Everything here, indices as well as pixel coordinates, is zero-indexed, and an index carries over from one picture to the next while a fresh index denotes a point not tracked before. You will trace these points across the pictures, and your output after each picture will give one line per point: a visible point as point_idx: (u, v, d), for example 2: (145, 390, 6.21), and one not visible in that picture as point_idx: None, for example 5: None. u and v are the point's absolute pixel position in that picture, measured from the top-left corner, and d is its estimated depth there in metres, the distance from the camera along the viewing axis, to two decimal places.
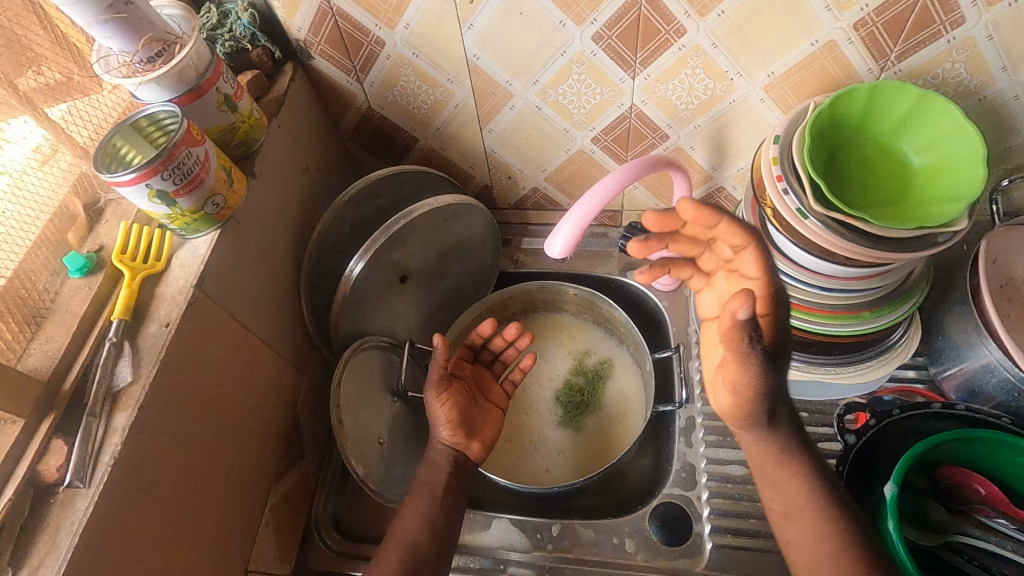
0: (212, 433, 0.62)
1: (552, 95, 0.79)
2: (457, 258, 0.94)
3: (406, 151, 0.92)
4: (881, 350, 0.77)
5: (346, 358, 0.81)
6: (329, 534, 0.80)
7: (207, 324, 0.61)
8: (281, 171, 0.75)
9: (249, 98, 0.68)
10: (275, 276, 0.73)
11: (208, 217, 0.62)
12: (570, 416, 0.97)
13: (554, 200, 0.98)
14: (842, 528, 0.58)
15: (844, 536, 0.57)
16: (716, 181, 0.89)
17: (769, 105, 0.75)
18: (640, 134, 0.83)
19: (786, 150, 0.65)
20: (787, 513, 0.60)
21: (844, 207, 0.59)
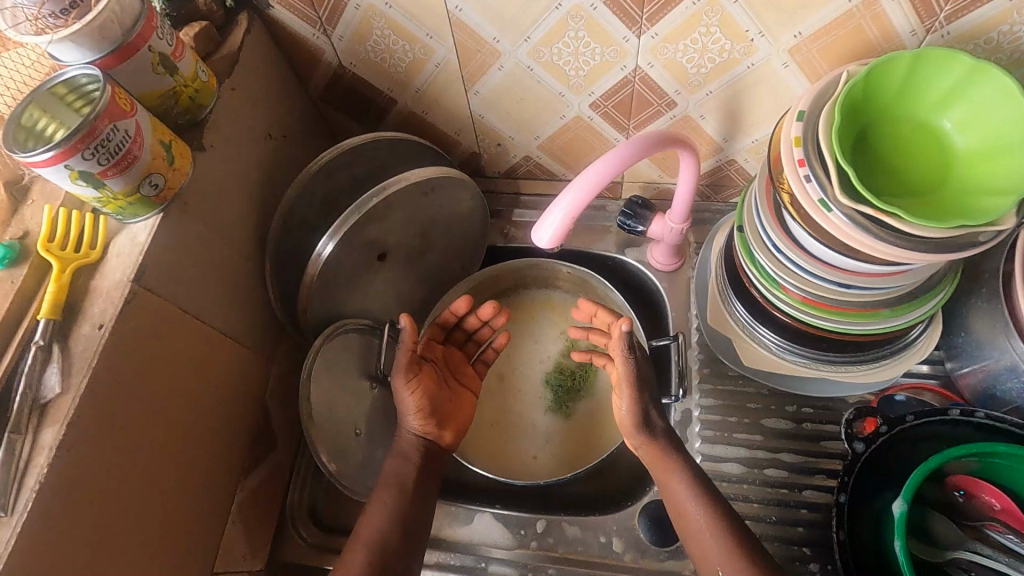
0: (163, 438, 0.57)
1: (546, 54, 0.69)
2: (443, 234, 0.86)
3: (384, 113, 0.83)
4: (893, 349, 0.72)
5: (318, 346, 0.75)
6: (305, 528, 0.76)
7: (149, 322, 0.54)
8: (238, 140, 0.66)
9: (193, 56, 0.58)
10: (233, 259, 0.66)
11: (146, 200, 0.54)
12: (559, 401, 0.92)
13: (547, 169, 0.90)
14: (736, 542, 0.62)
15: (735, 544, 0.62)
16: (727, 153, 0.80)
17: (793, 70, 0.66)
18: (644, 100, 0.74)
19: (811, 128, 0.56)
20: (680, 508, 0.67)
21: (874, 198, 0.51)
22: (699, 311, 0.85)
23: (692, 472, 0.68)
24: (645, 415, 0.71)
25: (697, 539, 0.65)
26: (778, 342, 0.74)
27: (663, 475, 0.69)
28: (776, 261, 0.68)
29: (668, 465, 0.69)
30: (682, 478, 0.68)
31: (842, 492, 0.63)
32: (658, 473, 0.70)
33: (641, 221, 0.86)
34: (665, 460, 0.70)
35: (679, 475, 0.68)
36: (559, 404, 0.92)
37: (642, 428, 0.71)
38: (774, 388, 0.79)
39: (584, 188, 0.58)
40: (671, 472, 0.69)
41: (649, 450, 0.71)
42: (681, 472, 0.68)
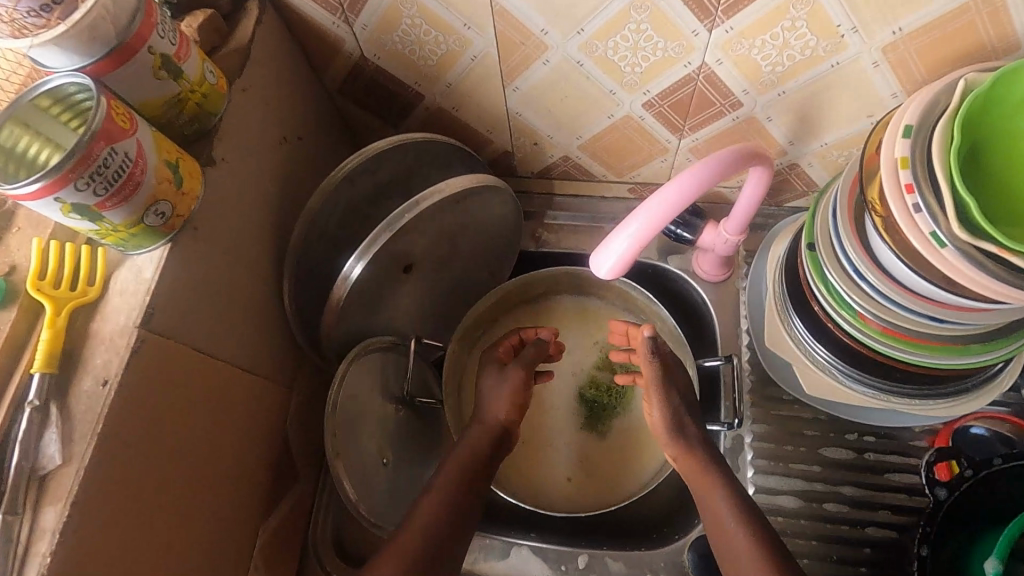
0: (180, 494, 0.51)
1: (599, 48, 0.61)
2: (474, 242, 0.78)
3: (409, 109, 0.74)
4: (976, 382, 0.64)
5: (341, 372, 0.69)
6: (331, 563, 0.71)
7: (159, 370, 0.47)
8: (251, 148, 0.58)
9: (198, 54, 0.50)
10: (248, 284, 0.59)
11: (152, 230, 0.46)
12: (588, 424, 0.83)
13: (585, 169, 0.82)
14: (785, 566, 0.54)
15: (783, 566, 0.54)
16: (791, 157, 0.73)
17: (884, 70, 0.58)
18: (705, 100, 0.66)
19: (919, 147, 0.48)
20: (720, 527, 0.59)
21: (1000, 235, 0.44)
22: (752, 325, 0.78)
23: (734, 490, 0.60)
24: (680, 419, 0.66)
25: (733, 564, 0.57)
26: (845, 372, 0.67)
27: (699, 485, 0.62)
28: (854, 287, 0.60)
29: (708, 478, 0.62)
30: (723, 492, 0.60)
31: (924, 545, 0.59)
32: (694, 483, 0.63)
33: (690, 230, 0.78)
34: (703, 472, 0.62)
35: (718, 488, 0.61)
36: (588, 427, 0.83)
37: (676, 432, 0.65)
38: (833, 415, 0.73)
39: (655, 213, 0.52)
40: (710, 485, 0.61)
41: (683, 457, 0.64)
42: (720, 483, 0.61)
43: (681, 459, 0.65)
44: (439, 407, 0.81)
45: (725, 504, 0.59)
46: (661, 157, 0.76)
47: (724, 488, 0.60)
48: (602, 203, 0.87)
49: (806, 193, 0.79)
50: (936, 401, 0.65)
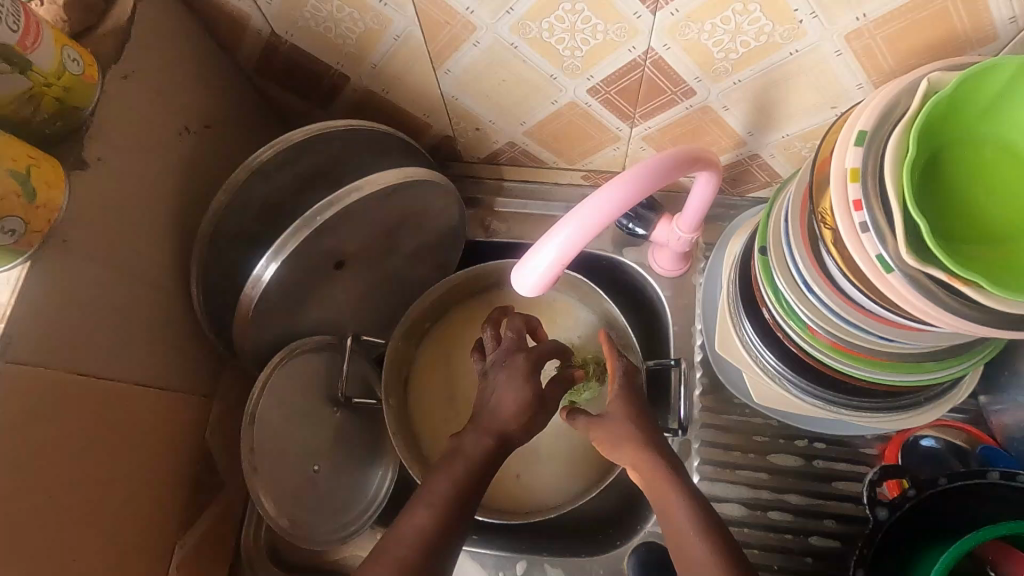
0: (66, 526, 0.48)
1: (533, 30, 0.54)
2: (412, 236, 0.73)
3: (336, 92, 0.68)
4: (931, 395, 0.61)
5: (264, 379, 0.65)
6: (262, 568, 0.70)
7: (26, 401, 0.43)
8: (141, 144, 0.52)
9: (56, 38, 0.43)
10: (146, 293, 0.54)
11: (1, 250, 0.40)
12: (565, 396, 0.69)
13: (534, 155, 0.76)
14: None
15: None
16: (751, 147, 0.67)
17: (847, 60, 0.52)
18: (655, 87, 0.59)
19: (874, 156, 0.43)
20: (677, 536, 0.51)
21: (951, 262, 0.40)
22: (706, 327, 0.74)
23: (693, 495, 0.52)
24: (627, 418, 0.57)
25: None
26: (796, 383, 0.64)
27: (656, 490, 0.53)
28: (804, 299, 0.56)
29: (664, 482, 0.53)
30: (684, 500, 0.51)
31: (860, 565, 0.56)
32: (652, 487, 0.54)
33: (644, 225, 0.74)
34: (658, 474, 0.53)
35: (678, 493, 0.52)
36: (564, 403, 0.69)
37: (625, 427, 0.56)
38: (784, 421, 0.70)
39: (592, 218, 0.47)
40: (670, 489, 0.52)
41: (636, 455, 0.55)
42: (677, 486, 0.52)
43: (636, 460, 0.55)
44: (378, 407, 0.77)
45: (685, 513, 0.51)
46: (613, 145, 0.71)
47: (684, 496, 0.52)
48: (556, 190, 0.81)
49: (768, 184, 0.74)
50: (890, 414, 0.62)
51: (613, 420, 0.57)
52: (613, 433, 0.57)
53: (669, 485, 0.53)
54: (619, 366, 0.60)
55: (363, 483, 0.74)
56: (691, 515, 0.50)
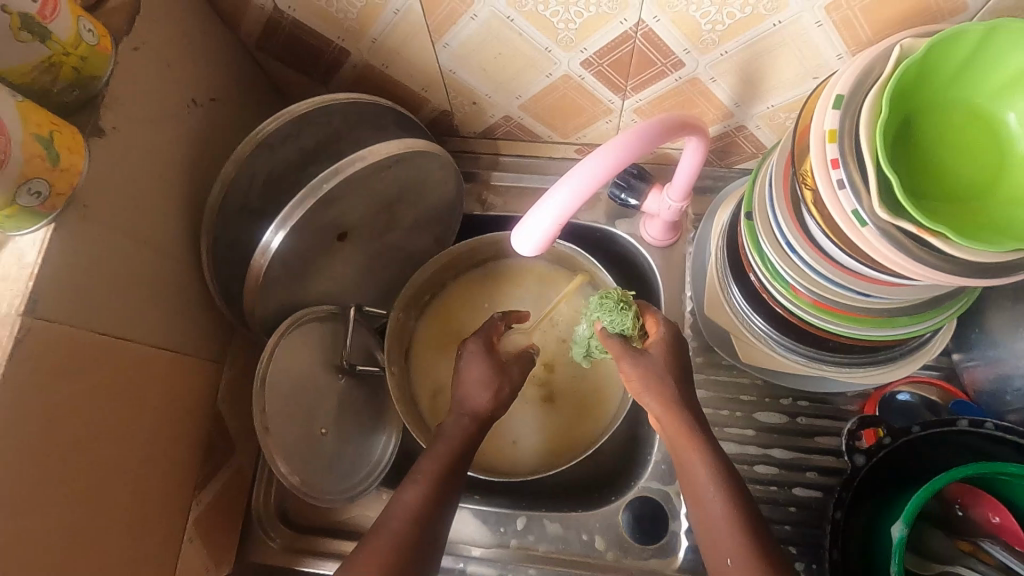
0: (88, 480, 0.50)
1: (529, 3, 0.56)
2: (411, 209, 0.75)
3: (336, 67, 0.69)
4: (905, 350, 0.66)
5: (273, 345, 0.67)
6: (273, 528, 0.73)
7: (50, 357, 0.45)
8: (151, 115, 0.54)
9: (71, 10, 0.45)
10: (158, 261, 0.56)
11: (26, 211, 0.43)
12: (618, 326, 0.64)
13: (530, 130, 0.78)
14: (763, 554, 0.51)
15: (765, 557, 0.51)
16: (738, 119, 0.70)
17: (826, 31, 0.55)
18: (646, 59, 0.62)
19: (850, 118, 0.46)
20: (697, 496, 0.56)
21: (920, 214, 0.43)
22: (695, 294, 0.77)
23: (715, 452, 0.56)
24: (662, 377, 0.59)
25: (710, 527, 0.54)
26: (779, 342, 0.67)
27: (680, 449, 0.57)
28: (788, 260, 0.59)
29: (690, 437, 0.57)
30: (706, 459, 0.55)
31: (839, 508, 0.60)
32: (676, 444, 0.58)
33: (635, 194, 0.77)
34: (686, 433, 0.57)
35: (703, 453, 0.56)
36: (613, 333, 0.64)
37: (655, 389, 0.59)
38: (770, 380, 0.74)
39: (588, 180, 0.50)
40: (693, 449, 0.56)
41: (665, 416, 0.59)
42: (703, 444, 0.56)
43: (663, 419, 0.59)
44: (381, 375, 0.80)
45: (706, 473, 0.55)
46: (606, 119, 0.73)
47: (707, 454, 0.56)
48: (551, 164, 0.83)
49: (754, 154, 0.77)
50: (866, 369, 0.66)
51: (648, 381, 0.59)
52: (646, 393, 0.60)
53: (693, 443, 0.56)
54: (661, 327, 0.63)
55: (368, 447, 0.77)
56: (711, 474, 0.55)
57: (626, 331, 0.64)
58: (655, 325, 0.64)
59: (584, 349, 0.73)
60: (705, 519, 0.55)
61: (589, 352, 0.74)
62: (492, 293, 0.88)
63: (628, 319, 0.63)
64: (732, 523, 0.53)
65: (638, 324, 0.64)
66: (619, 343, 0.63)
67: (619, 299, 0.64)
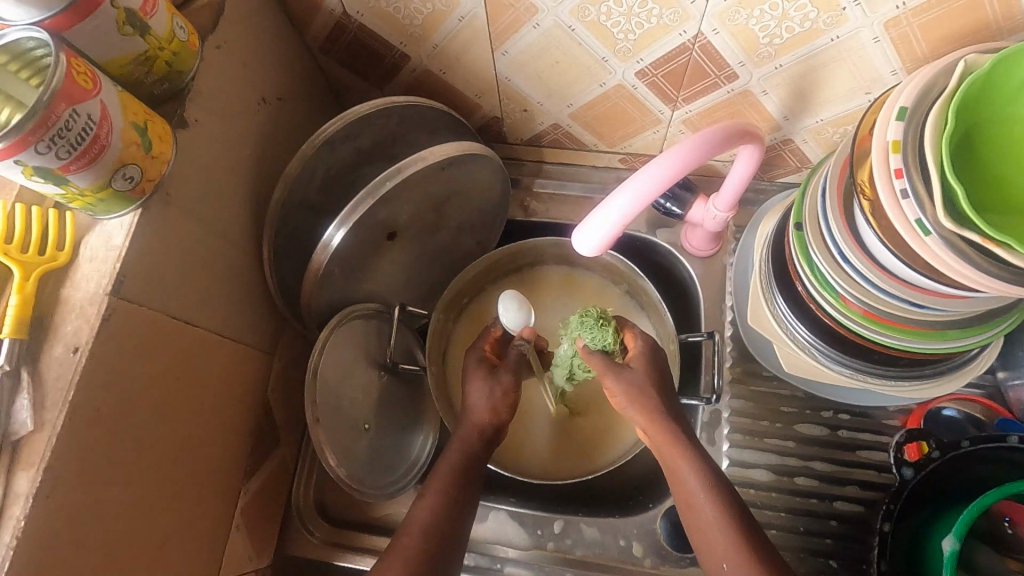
0: (154, 459, 0.51)
1: (592, 13, 0.58)
2: (458, 211, 0.77)
3: (396, 71, 0.72)
4: (953, 364, 0.66)
5: (324, 339, 0.68)
6: (313, 522, 0.73)
7: (130, 336, 0.47)
8: (227, 111, 0.56)
9: (167, 7, 0.47)
10: (225, 250, 0.58)
11: (120, 194, 0.45)
12: (599, 342, 0.60)
13: (576, 138, 0.80)
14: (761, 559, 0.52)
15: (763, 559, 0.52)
16: (785, 132, 0.71)
17: (885, 46, 0.56)
18: (700, 71, 0.63)
19: (914, 130, 0.47)
20: (690, 503, 0.56)
21: (984, 225, 0.43)
22: (737, 304, 0.78)
23: (704, 459, 0.57)
24: (643, 390, 0.59)
25: (704, 534, 0.55)
26: (825, 353, 0.68)
27: (668, 459, 0.58)
28: (840, 270, 0.60)
29: (678, 445, 0.58)
30: (696, 468, 0.56)
31: (886, 519, 0.60)
32: (665, 453, 0.58)
33: (680, 204, 0.77)
34: (673, 442, 0.58)
35: (691, 461, 0.57)
36: (595, 350, 0.60)
37: (638, 402, 0.59)
38: (811, 392, 0.74)
39: (647, 188, 0.51)
40: (682, 457, 0.57)
41: (651, 427, 0.59)
42: (689, 452, 0.57)
43: (649, 430, 0.59)
44: (422, 374, 0.81)
45: (694, 479, 0.56)
46: (653, 129, 0.75)
47: (695, 462, 0.57)
48: (593, 172, 0.85)
49: (798, 168, 0.78)
50: (913, 382, 0.67)
51: (633, 396, 0.59)
52: (629, 405, 0.60)
53: (681, 451, 0.57)
54: (639, 341, 0.63)
55: (408, 445, 0.78)
56: (702, 482, 0.56)
57: (607, 347, 0.60)
58: (632, 340, 0.63)
59: (568, 369, 0.71)
60: (700, 527, 0.55)
61: (573, 373, 0.71)
62: (530, 297, 0.88)
63: (610, 335, 0.59)
64: (724, 532, 0.54)
65: (619, 340, 0.61)
66: (599, 357, 0.61)
67: (599, 316, 0.60)
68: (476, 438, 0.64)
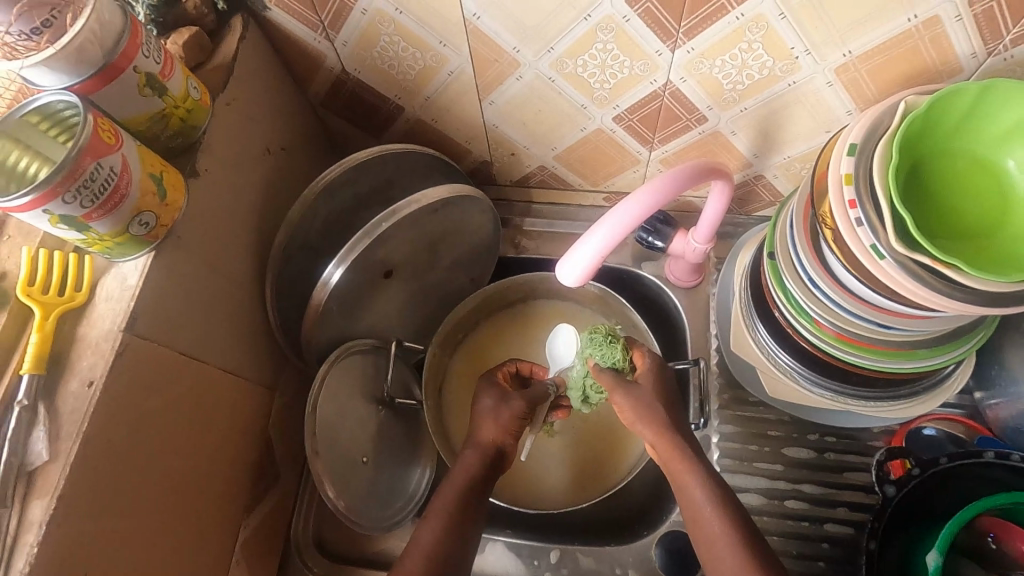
0: (158, 491, 0.53)
1: (570, 66, 0.63)
2: (451, 250, 0.80)
3: (391, 120, 0.77)
4: (927, 384, 0.69)
5: (322, 375, 0.71)
6: (311, 557, 0.74)
7: (143, 371, 0.50)
8: (233, 161, 0.61)
9: (183, 71, 0.52)
10: (230, 289, 0.62)
11: (135, 239, 0.49)
12: (609, 360, 0.64)
13: (561, 179, 0.85)
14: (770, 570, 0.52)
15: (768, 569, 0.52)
16: (756, 169, 0.76)
17: (838, 90, 0.60)
18: (672, 115, 0.68)
19: (864, 164, 0.51)
20: (696, 518, 0.57)
21: (933, 248, 0.47)
22: (720, 331, 0.81)
23: (709, 472, 0.58)
24: (651, 407, 0.62)
25: (710, 548, 0.55)
26: (804, 376, 0.71)
27: (675, 474, 0.59)
28: (811, 296, 0.63)
29: (685, 460, 0.59)
30: (699, 479, 0.57)
31: (872, 538, 0.61)
32: (670, 467, 0.60)
33: (661, 237, 0.81)
34: (681, 458, 0.59)
35: (695, 474, 0.58)
36: (605, 368, 0.64)
37: (645, 416, 0.62)
38: (796, 416, 0.76)
39: (617, 228, 0.55)
40: (688, 470, 0.58)
41: (659, 443, 0.61)
42: (693, 462, 0.59)
43: (656, 444, 0.61)
44: (418, 408, 0.83)
45: (700, 492, 0.57)
46: (633, 169, 0.79)
47: (700, 475, 0.58)
48: (580, 211, 0.89)
49: (772, 202, 0.82)
50: (891, 403, 0.69)
51: (639, 411, 0.62)
52: (638, 421, 0.62)
53: (686, 465, 0.58)
54: (647, 359, 0.66)
55: (405, 479, 0.79)
56: (707, 493, 0.56)
57: (617, 365, 0.63)
58: (641, 359, 0.66)
59: (581, 393, 0.69)
60: (705, 539, 0.56)
61: (587, 397, 0.69)
62: (524, 331, 0.91)
63: (618, 353, 0.63)
64: (728, 547, 0.54)
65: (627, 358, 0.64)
66: (610, 376, 0.63)
67: (608, 334, 0.63)
68: (481, 463, 0.64)
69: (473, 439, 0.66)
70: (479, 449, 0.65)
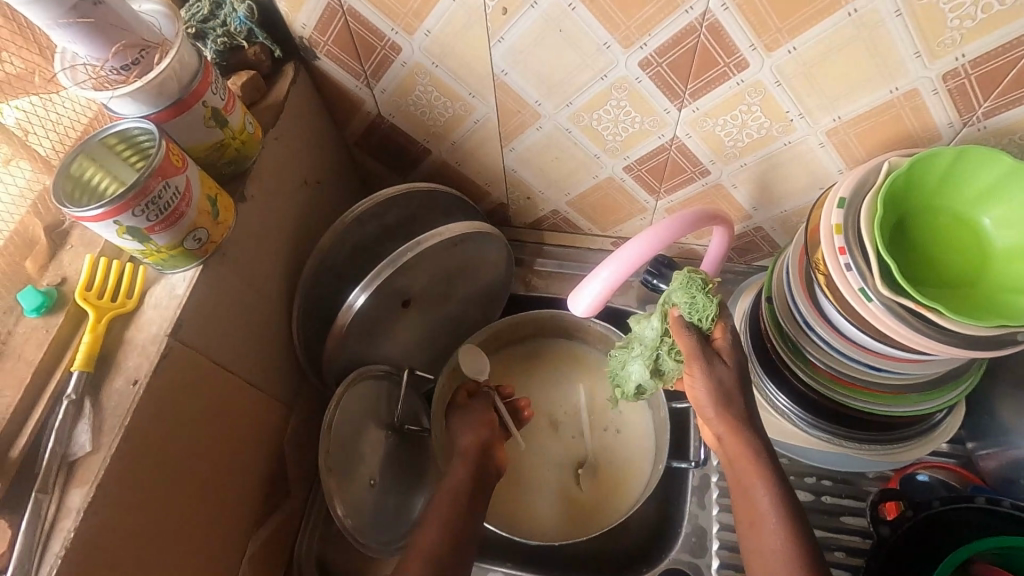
0: (181, 493, 0.56)
1: (586, 119, 0.70)
2: (466, 283, 0.84)
3: (418, 162, 0.84)
4: (920, 431, 0.71)
5: (338, 396, 0.73)
6: None
7: (181, 375, 0.54)
8: (275, 190, 0.67)
9: (241, 108, 0.59)
10: (262, 306, 0.66)
11: (188, 253, 0.54)
12: (696, 315, 0.62)
13: (573, 223, 0.91)
14: None
15: None
16: (755, 221, 0.81)
17: (829, 150, 0.66)
18: (678, 167, 0.74)
19: (852, 216, 0.57)
20: (754, 519, 0.59)
21: (916, 292, 0.52)
22: None
23: (778, 477, 0.59)
24: (730, 394, 0.60)
25: (765, 558, 0.57)
26: (800, 418, 0.73)
27: (743, 475, 0.60)
28: (807, 338, 0.67)
29: (756, 462, 0.59)
30: (768, 485, 0.58)
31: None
32: (739, 467, 0.60)
33: (664, 280, 0.85)
34: (749, 459, 0.59)
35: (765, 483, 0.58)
36: (689, 322, 0.63)
37: (721, 406, 0.60)
38: (794, 459, 0.78)
39: (618, 268, 0.60)
40: (756, 475, 0.59)
41: (728, 436, 0.60)
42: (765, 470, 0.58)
43: (727, 440, 0.61)
44: (425, 435, 0.85)
45: (768, 498, 0.58)
46: (641, 216, 0.85)
47: (770, 481, 0.58)
48: (589, 254, 0.94)
49: (770, 253, 0.87)
50: (886, 448, 0.72)
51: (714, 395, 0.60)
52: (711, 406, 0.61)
53: (756, 469, 0.59)
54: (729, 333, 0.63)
55: (410, 505, 0.81)
56: (774, 501, 0.58)
57: (702, 323, 0.62)
58: (723, 333, 0.63)
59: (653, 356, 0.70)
60: (761, 546, 0.57)
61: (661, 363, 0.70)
62: (531, 367, 0.94)
63: (710, 308, 0.62)
64: (787, 557, 0.56)
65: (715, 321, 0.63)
66: (694, 340, 0.61)
67: (704, 284, 0.63)
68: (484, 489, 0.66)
69: (458, 448, 0.73)
70: (468, 458, 0.71)
